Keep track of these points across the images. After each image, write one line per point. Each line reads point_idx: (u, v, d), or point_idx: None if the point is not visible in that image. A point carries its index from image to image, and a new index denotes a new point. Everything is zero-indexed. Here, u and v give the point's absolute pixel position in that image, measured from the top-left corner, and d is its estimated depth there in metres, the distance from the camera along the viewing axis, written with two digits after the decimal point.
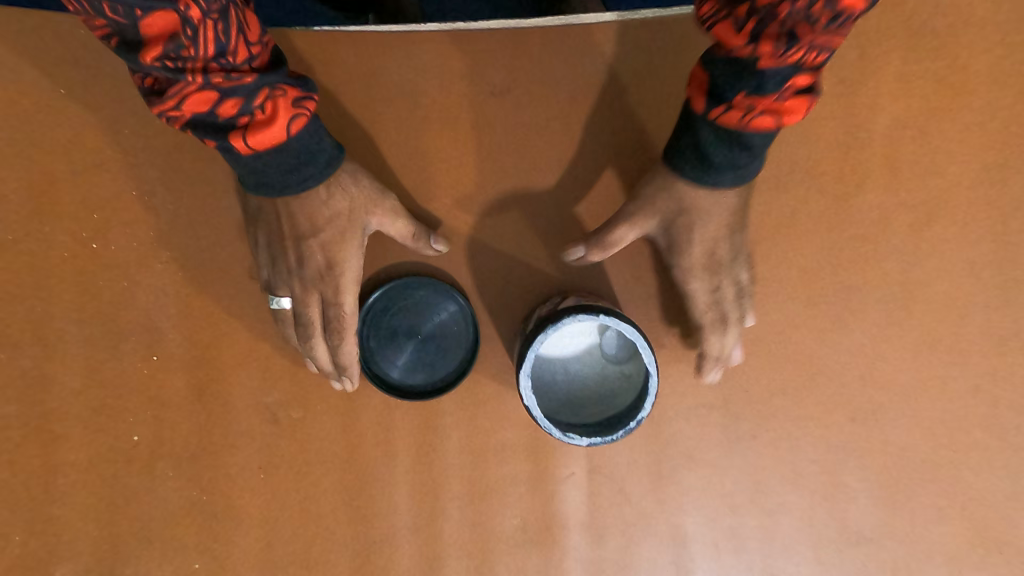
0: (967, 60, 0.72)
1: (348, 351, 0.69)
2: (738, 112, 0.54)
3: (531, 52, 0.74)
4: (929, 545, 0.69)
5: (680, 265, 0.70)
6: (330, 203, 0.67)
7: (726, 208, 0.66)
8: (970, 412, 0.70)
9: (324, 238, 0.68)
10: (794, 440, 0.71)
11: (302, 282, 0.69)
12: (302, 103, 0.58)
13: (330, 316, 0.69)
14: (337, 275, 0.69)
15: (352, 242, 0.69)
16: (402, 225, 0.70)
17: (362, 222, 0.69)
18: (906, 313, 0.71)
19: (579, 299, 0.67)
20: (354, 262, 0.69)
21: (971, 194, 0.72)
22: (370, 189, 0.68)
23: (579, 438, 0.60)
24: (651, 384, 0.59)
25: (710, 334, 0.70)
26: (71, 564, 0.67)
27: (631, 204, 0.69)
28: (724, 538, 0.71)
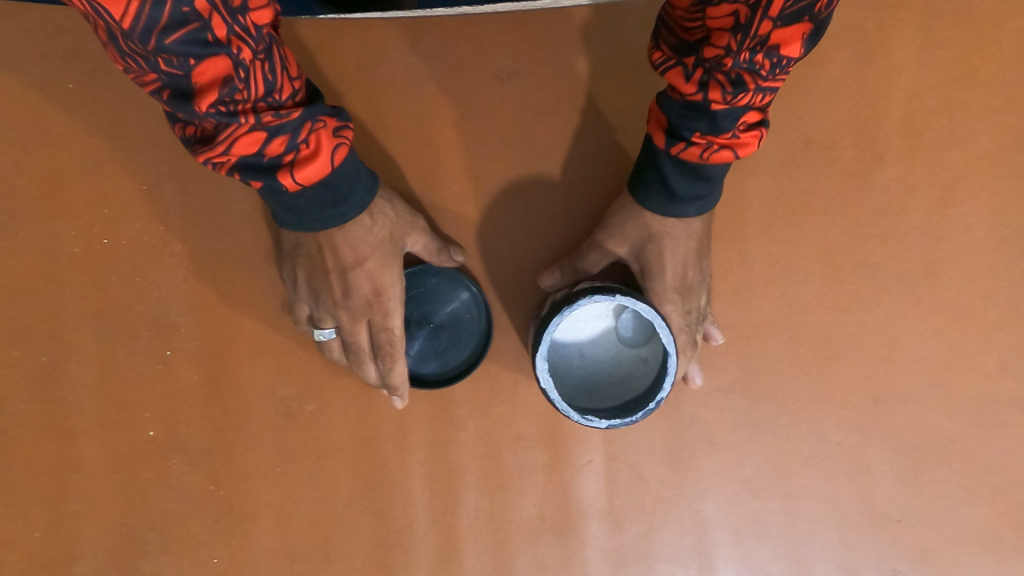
0: (986, 28, 0.70)
1: (400, 373, 0.65)
2: (697, 148, 0.54)
3: (537, 34, 0.73)
4: (958, 526, 0.67)
5: (652, 289, 0.65)
6: (372, 227, 0.62)
7: (692, 234, 0.63)
8: (999, 390, 0.68)
9: (369, 265, 0.62)
10: (815, 422, 0.69)
11: (349, 312, 0.63)
12: (341, 133, 0.54)
13: (380, 343, 0.64)
14: (383, 302, 0.63)
15: (396, 264, 0.64)
16: (429, 242, 0.69)
17: (402, 242, 0.66)
18: (927, 289, 0.69)
19: (594, 282, 0.64)
20: (401, 283, 0.65)
21: (994, 165, 0.70)
22: (404, 210, 0.67)
23: (599, 421, 0.58)
24: (670, 364, 0.57)
25: (681, 360, 0.66)
26: (91, 559, 0.67)
27: (602, 231, 0.67)
28: (746, 523, 0.70)
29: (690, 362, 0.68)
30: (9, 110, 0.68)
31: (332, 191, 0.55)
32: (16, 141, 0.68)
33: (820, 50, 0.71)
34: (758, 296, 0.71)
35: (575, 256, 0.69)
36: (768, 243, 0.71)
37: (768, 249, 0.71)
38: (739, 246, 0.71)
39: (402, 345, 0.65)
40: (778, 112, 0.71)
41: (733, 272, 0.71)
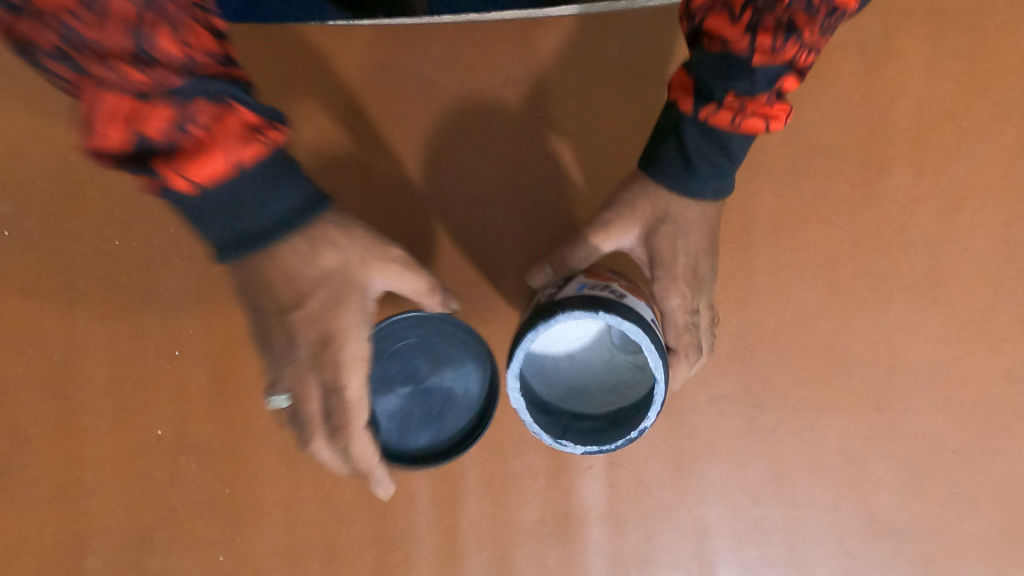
0: (994, 37, 0.70)
1: (366, 454, 0.58)
2: (730, 110, 0.52)
3: (543, 42, 0.73)
4: (960, 537, 0.67)
5: (660, 278, 0.62)
6: (319, 263, 0.54)
7: (706, 220, 0.61)
8: (1004, 401, 0.68)
9: (314, 307, 0.54)
10: (818, 431, 0.70)
11: (297, 368, 0.55)
12: (250, 125, 0.45)
13: (332, 410, 0.55)
14: (335, 358, 0.54)
15: (354, 313, 0.55)
16: (417, 284, 0.60)
17: (366, 287, 0.56)
18: (931, 299, 0.69)
19: (585, 280, 0.59)
20: (360, 338, 0.55)
21: (1001, 175, 0.69)
22: (368, 243, 0.57)
23: (573, 446, 0.59)
24: (658, 389, 0.56)
25: (678, 364, 0.64)
26: (101, 555, 0.68)
27: (609, 209, 0.62)
28: (748, 531, 0.70)
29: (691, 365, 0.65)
30: (26, 114, 0.70)
31: (249, 210, 0.48)
32: (32, 144, 0.70)
33: (826, 58, 0.71)
34: (761, 304, 0.71)
35: (566, 249, 0.64)
36: (772, 251, 0.71)
37: (773, 256, 0.71)
38: (743, 253, 0.71)
39: (360, 414, 0.56)
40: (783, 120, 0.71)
41: (736, 280, 0.71)
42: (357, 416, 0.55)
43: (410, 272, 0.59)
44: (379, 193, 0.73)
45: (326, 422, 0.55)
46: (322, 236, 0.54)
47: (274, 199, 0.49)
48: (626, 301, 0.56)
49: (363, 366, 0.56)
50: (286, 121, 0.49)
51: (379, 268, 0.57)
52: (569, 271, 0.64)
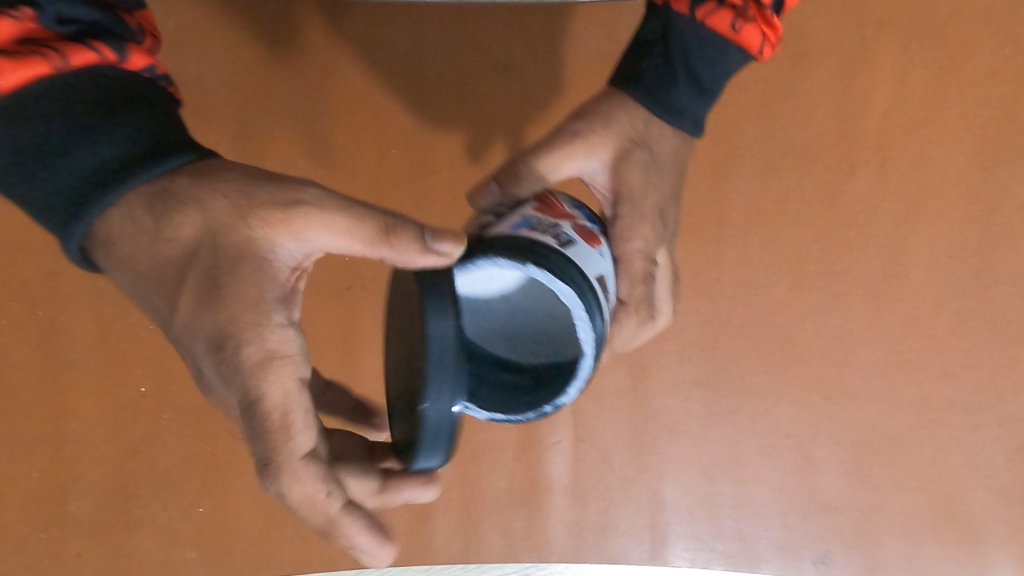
0: (975, 42, 0.69)
1: (314, 495, 0.43)
2: (731, 10, 0.48)
3: (535, 26, 0.74)
4: (891, 516, 0.73)
5: (622, 217, 0.53)
6: (188, 239, 0.41)
7: (675, 158, 0.55)
8: (943, 397, 0.71)
9: (197, 302, 0.41)
10: (770, 415, 0.74)
11: (215, 391, 0.43)
12: (32, 39, 0.38)
13: (257, 443, 0.41)
14: (238, 368, 0.40)
15: (256, 293, 0.41)
16: (349, 228, 0.42)
17: (269, 255, 0.42)
18: (887, 298, 0.73)
19: (532, 213, 0.47)
20: (275, 325, 0.41)
21: (966, 179, 0.71)
22: (245, 194, 0.42)
23: (478, 410, 0.48)
24: (584, 364, 0.44)
25: (625, 322, 0.53)
26: (84, 502, 0.71)
27: (580, 120, 0.54)
28: (699, 505, 0.75)
29: (641, 323, 0.54)
30: None
31: (57, 169, 0.40)
32: None
33: (806, 59, 0.72)
34: (726, 294, 0.75)
35: (521, 165, 0.52)
36: (739, 246, 0.75)
37: (740, 251, 0.75)
38: (713, 247, 0.75)
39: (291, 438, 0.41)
40: (758, 121, 0.74)
41: (705, 272, 0.75)
42: (290, 440, 0.41)
43: (326, 216, 0.42)
44: (365, 170, 0.75)
45: (260, 460, 0.42)
46: (180, 202, 0.41)
47: (77, 149, 0.40)
48: (566, 250, 0.44)
49: (289, 366, 0.41)
50: (115, 54, 0.41)
51: (267, 226, 0.41)
52: (518, 197, 0.52)
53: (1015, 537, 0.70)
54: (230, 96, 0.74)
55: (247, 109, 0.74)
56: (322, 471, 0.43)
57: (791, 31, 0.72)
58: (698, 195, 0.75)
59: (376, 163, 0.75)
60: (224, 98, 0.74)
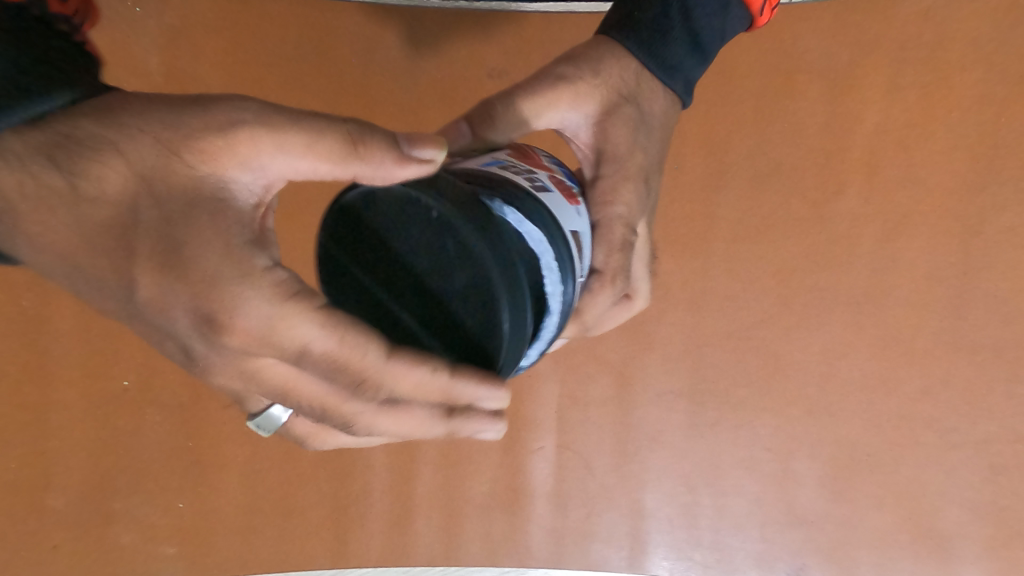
0: (964, 63, 0.69)
1: (423, 382, 0.30)
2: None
3: (531, 35, 0.74)
4: (865, 531, 0.74)
5: (604, 175, 0.46)
6: (115, 195, 0.27)
7: (665, 126, 0.49)
8: (921, 415, 0.72)
9: (152, 274, 0.27)
10: (752, 428, 0.75)
11: (227, 376, 0.30)
12: None
13: (332, 375, 0.29)
14: (243, 336, 0.27)
15: (223, 240, 0.27)
16: (312, 141, 0.28)
17: (224, 192, 0.28)
18: (868, 316, 0.74)
19: (505, 156, 0.39)
20: (261, 274, 0.27)
21: (952, 202, 0.71)
22: (164, 121, 0.28)
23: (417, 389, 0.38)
24: (546, 328, 0.35)
25: (600, 295, 0.43)
26: (63, 494, 0.71)
27: (567, 64, 0.47)
28: (679, 514, 0.76)
29: (615, 301, 0.45)
30: None
31: None
32: None
33: (795, 78, 0.73)
34: (711, 307, 0.76)
35: (496, 105, 0.46)
36: (726, 259, 0.76)
37: (727, 265, 0.76)
38: (701, 260, 0.76)
39: (361, 355, 0.29)
40: (748, 137, 0.75)
41: (692, 284, 0.76)
42: (366, 347, 0.28)
43: (287, 129, 0.28)
44: None
45: (339, 389, 0.30)
46: (92, 150, 0.27)
47: None
48: (539, 194, 0.34)
49: (305, 301, 0.27)
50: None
51: (209, 158, 0.27)
52: (492, 143, 0.45)
53: (987, 556, 0.71)
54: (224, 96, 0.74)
55: None
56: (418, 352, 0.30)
57: (782, 49, 0.72)
58: (687, 206, 0.77)
59: None
60: None
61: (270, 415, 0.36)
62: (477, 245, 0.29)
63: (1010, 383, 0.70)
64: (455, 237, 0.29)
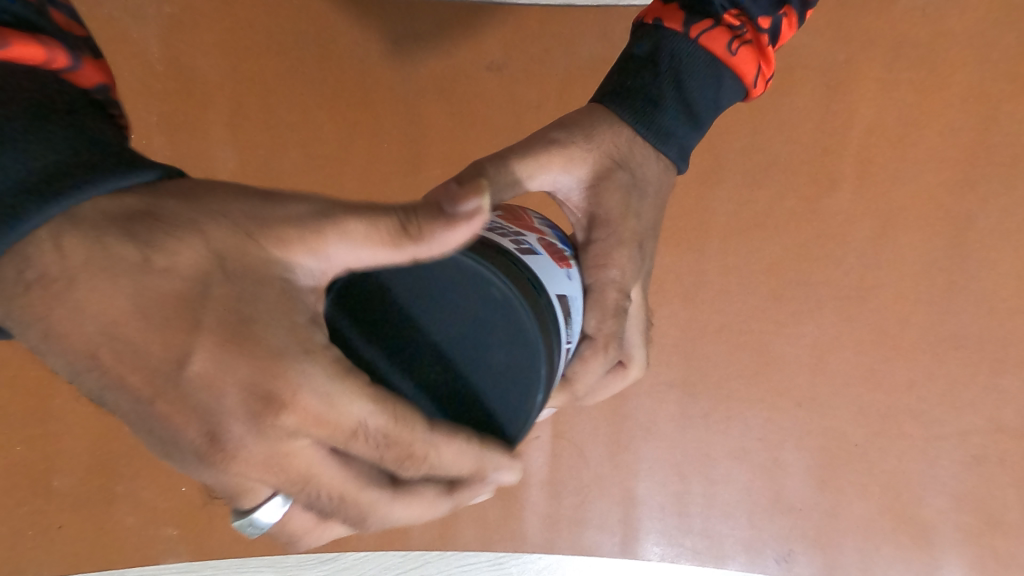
0: (958, 62, 0.71)
1: (463, 452, 0.34)
2: (727, 31, 0.46)
3: (530, 30, 0.75)
4: (851, 519, 0.75)
5: (598, 241, 0.48)
6: (185, 268, 0.28)
7: (661, 190, 0.51)
8: (907, 407, 0.74)
9: (213, 351, 0.28)
10: (742, 419, 0.77)
11: (250, 464, 0.29)
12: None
13: (379, 450, 0.31)
14: (302, 410, 0.28)
15: (291, 318, 0.29)
16: (372, 231, 0.30)
17: (290, 274, 0.30)
18: (859, 310, 0.75)
19: (493, 218, 0.41)
20: (323, 352, 0.29)
21: (942, 198, 0.72)
22: (239, 206, 0.30)
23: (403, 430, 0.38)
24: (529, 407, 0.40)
25: (592, 361, 0.46)
26: (67, 476, 0.72)
27: (560, 129, 0.48)
28: (670, 502, 0.77)
29: (608, 367, 0.48)
30: None
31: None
32: None
33: (792, 75, 0.74)
34: (705, 300, 0.77)
35: (486, 166, 0.45)
36: (720, 254, 0.77)
37: (721, 259, 0.77)
38: (696, 254, 0.77)
39: (411, 428, 0.31)
40: (743, 133, 0.76)
41: (687, 278, 0.78)
42: (415, 421, 0.31)
43: (355, 224, 0.30)
44: (353, 168, 0.77)
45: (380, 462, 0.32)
46: (172, 227, 0.29)
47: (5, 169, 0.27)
48: (526, 258, 0.37)
49: (361, 379, 0.30)
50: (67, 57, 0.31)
51: (284, 245, 0.29)
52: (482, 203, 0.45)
53: (967, 543, 0.73)
54: (226, 84, 0.75)
55: (242, 97, 0.75)
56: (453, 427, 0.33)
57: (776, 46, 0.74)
58: (684, 201, 0.78)
59: (365, 161, 0.77)
60: (219, 87, 0.75)
61: (268, 506, 0.33)
62: (515, 300, 0.34)
63: (995, 376, 0.72)
64: (495, 296, 0.34)
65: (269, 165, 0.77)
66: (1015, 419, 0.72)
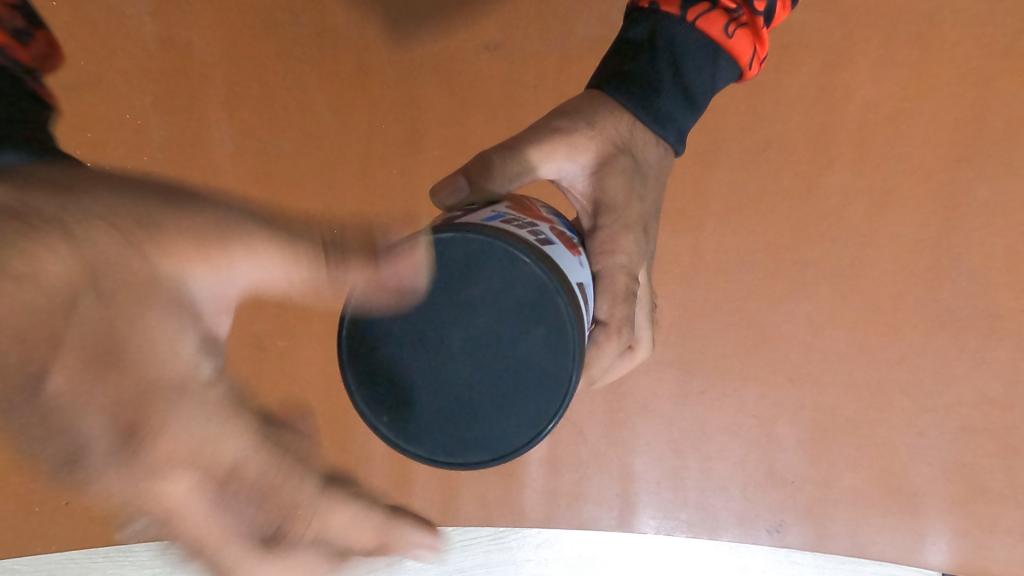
0: (954, 38, 0.71)
1: (357, 522, 0.33)
2: (725, 13, 0.46)
3: (528, 8, 0.74)
4: (842, 489, 0.77)
5: (606, 228, 0.50)
6: (49, 282, 0.24)
7: (663, 172, 0.53)
8: (898, 382, 0.76)
9: (66, 380, 0.25)
10: (738, 396, 0.78)
11: (100, 492, 0.28)
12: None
13: (256, 509, 0.30)
14: (174, 447, 0.28)
15: (175, 334, 0.29)
16: (290, 274, 0.32)
17: (180, 292, 0.30)
18: (852, 287, 0.76)
19: (504, 209, 0.41)
20: (209, 387, 0.30)
21: (935, 175, 0.73)
22: (145, 206, 0.29)
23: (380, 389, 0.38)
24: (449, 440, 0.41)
25: (605, 345, 0.49)
26: None
27: (562, 117, 0.50)
28: (667, 477, 0.79)
29: (619, 349, 0.51)
30: None
31: None
32: None
33: (790, 53, 0.74)
34: (701, 279, 0.78)
35: (492, 158, 0.46)
36: (718, 234, 0.78)
37: (719, 238, 0.78)
38: (693, 233, 0.78)
39: (298, 493, 0.31)
40: (740, 113, 0.76)
41: (685, 258, 0.78)
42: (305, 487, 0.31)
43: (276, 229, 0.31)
44: (352, 151, 0.77)
45: (251, 528, 0.31)
46: (42, 224, 0.25)
47: None
48: (545, 248, 0.38)
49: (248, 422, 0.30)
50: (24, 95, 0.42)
51: (178, 256, 0.29)
52: (490, 194, 0.46)
53: (954, 511, 0.75)
54: (222, 65, 0.75)
55: (238, 78, 0.75)
56: (347, 492, 0.33)
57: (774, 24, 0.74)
58: (682, 181, 0.78)
59: (363, 143, 0.77)
60: (216, 68, 0.74)
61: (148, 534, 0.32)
62: (570, 324, 0.37)
63: (984, 349, 0.74)
64: (551, 309, 0.37)
65: (266, 146, 0.76)
66: (1002, 391, 0.73)
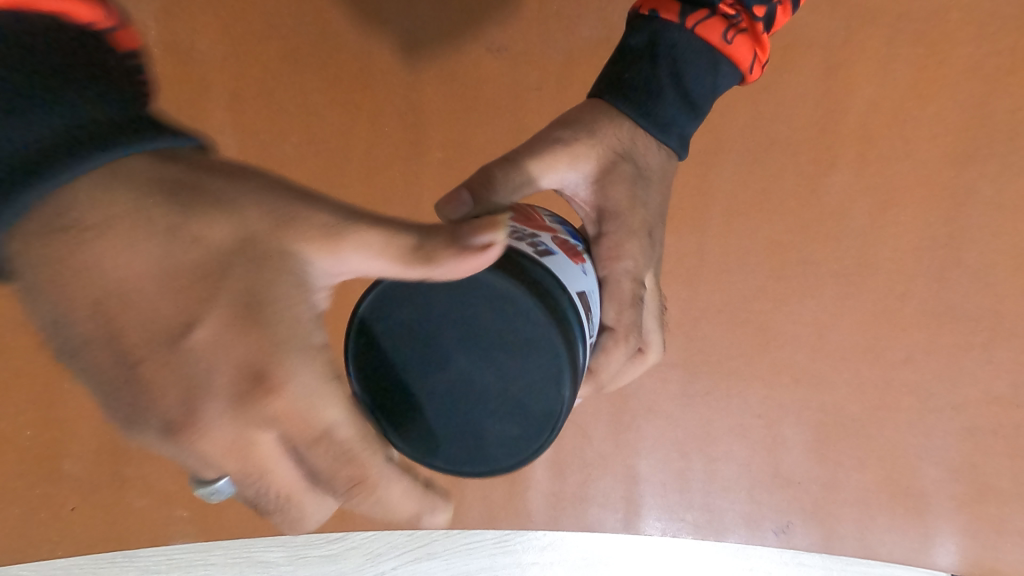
0: (958, 37, 0.71)
1: (408, 494, 0.34)
2: (724, 20, 0.46)
3: (531, 10, 0.74)
4: (848, 489, 0.77)
5: (610, 234, 0.49)
6: (213, 246, 0.30)
7: (667, 176, 0.52)
8: (903, 381, 0.75)
9: (220, 328, 0.30)
10: (743, 397, 0.78)
11: (217, 441, 0.30)
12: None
13: (334, 466, 0.32)
14: (290, 402, 0.30)
15: (300, 304, 0.31)
16: (392, 258, 0.32)
17: (302, 273, 0.32)
18: (857, 287, 0.76)
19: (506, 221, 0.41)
20: (319, 351, 0.32)
21: (940, 175, 0.73)
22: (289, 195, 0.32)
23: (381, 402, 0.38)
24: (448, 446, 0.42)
25: (614, 351, 0.49)
26: (77, 461, 0.72)
27: (562, 127, 0.49)
28: (672, 479, 0.79)
29: (629, 354, 0.50)
30: None
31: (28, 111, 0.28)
32: None
33: (792, 53, 0.74)
34: (705, 280, 0.78)
35: (493, 171, 0.45)
36: (722, 235, 0.78)
37: (722, 240, 0.78)
38: (696, 235, 0.78)
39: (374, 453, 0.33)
40: (743, 114, 0.76)
41: (689, 259, 0.78)
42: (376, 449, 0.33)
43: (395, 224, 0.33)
44: (354, 155, 0.77)
45: (325, 481, 0.32)
46: (227, 208, 0.31)
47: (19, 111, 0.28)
48: (545, 260, 0.38)
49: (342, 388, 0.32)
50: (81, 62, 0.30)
51: (307, 242, 0.32)
52: (493, 206, 0.44)
53: (960, 511, 0.75)
54: (223, 69, 0.74)
55: (241, 81, 0.75)
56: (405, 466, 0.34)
57: None
58: (684, 183, 0.78)
59: (366, 147, 0.77)
60: (219, 71, 0.74)
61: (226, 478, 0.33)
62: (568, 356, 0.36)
63: (989, 348, 0.73)
64: (547, 345, 0.36)
65: (269, 149, 0.76)
66: (1009, 389, 0.73)
